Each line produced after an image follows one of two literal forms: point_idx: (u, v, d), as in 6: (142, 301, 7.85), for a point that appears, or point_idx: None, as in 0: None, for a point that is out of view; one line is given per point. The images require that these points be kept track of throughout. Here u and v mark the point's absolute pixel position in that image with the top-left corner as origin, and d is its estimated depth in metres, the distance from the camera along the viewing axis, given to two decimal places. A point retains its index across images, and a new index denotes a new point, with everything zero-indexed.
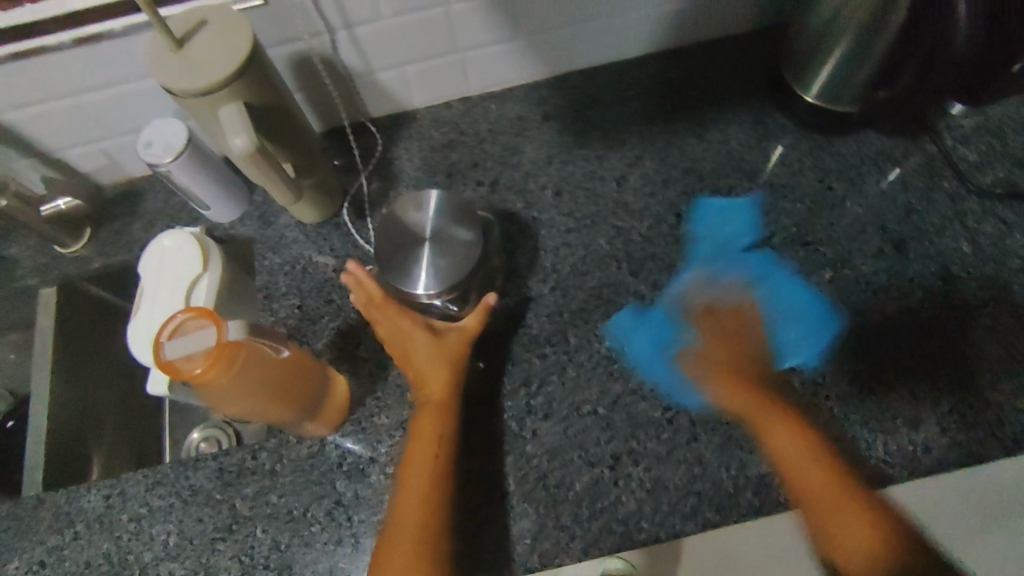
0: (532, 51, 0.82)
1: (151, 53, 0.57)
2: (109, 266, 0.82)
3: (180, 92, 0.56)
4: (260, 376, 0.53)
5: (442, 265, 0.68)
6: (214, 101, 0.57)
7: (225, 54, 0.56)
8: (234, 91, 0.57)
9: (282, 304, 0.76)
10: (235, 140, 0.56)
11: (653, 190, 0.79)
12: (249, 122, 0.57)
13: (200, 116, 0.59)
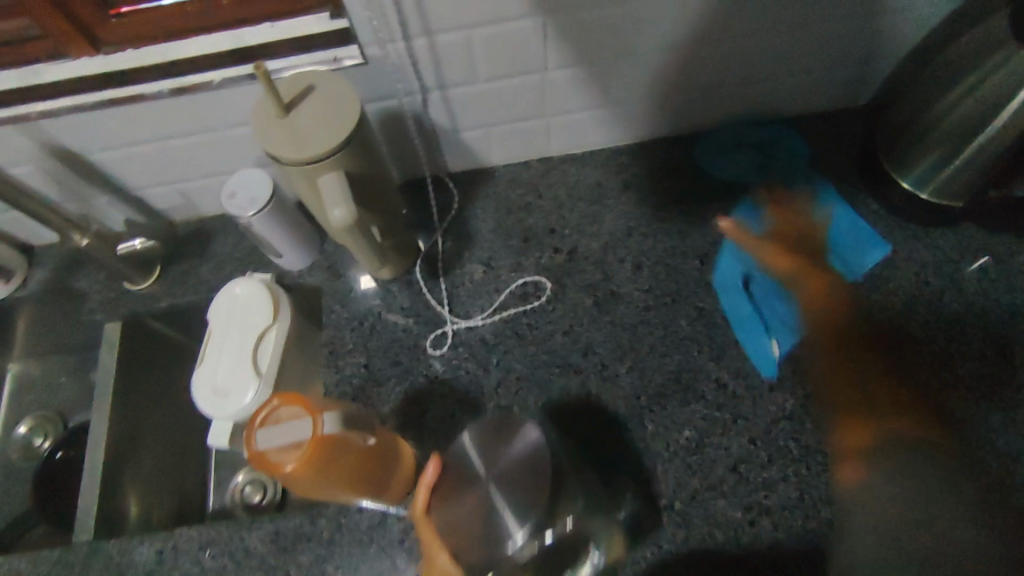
0: (620, 118, 0.80)
1: (257, 117, 0.56)
2: (175, 305, 0.81)
3: (284, 159, 0.55)
4: (351, 471, 0.52)
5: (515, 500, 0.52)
6: (315, 170, 0.56)
7: (332, 125, 0.55)
8: (336, 163, 0.56)
9: (348, 362, 0.74)
10: (336, 212, 0.55)
11: (737, 271, 0.76)
12: (349, 193, 0.56)
13: (297, 181, 0.58)
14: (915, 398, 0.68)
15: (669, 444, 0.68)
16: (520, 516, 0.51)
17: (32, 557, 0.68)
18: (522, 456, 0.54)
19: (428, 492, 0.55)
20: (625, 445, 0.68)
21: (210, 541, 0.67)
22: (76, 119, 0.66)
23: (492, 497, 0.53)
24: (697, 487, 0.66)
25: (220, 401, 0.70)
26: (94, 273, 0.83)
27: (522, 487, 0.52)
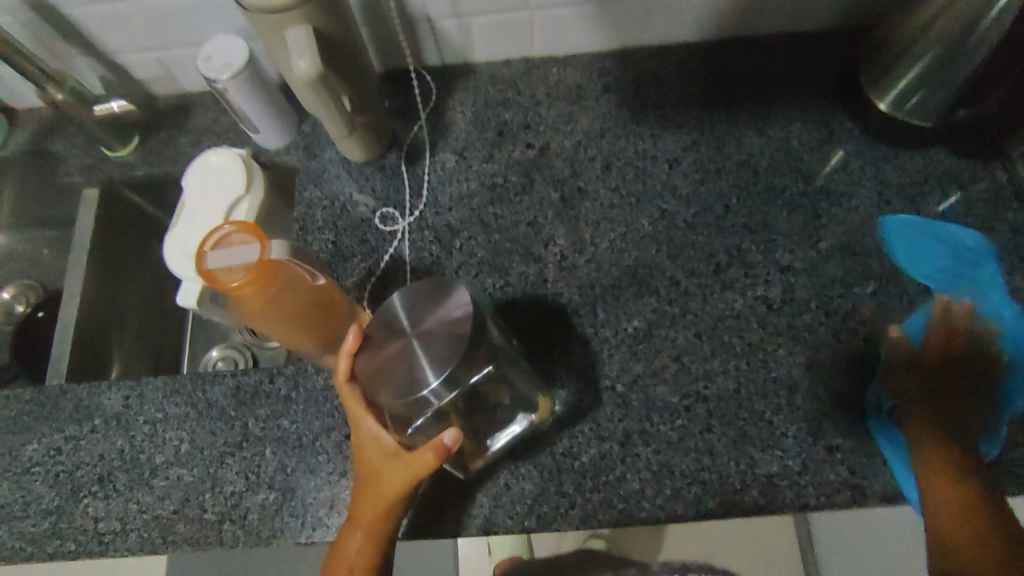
0: (603, 18, 0.79)
1: None
2: (153, 175, 0.82)
3: (251, 8, 0.57)
4: (298, 307, 0.54)
5: (437, 356, 0.52)
6: (282, 23, 0.58)
7: None
8: (300, 15, 0.58)
9: (317, 237, 0.76)
10: (299, 64, 0.57)
11: (704, 177, 0.77)
12: (314, 46, 0.58)
13: (266, 37, 0.60)
14: (857, 307, 0.71)
15: (617, 332, 0.70)
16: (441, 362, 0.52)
17: (5, 395, 0.71)
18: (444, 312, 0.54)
19: (351, 356, 0.55)
20: (575, 330, 0.70)
21: (174, 391, 0.70)
22: None
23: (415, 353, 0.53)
24: (639, 372, 0.68)
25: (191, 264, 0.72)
26: (73, 137, 0.83)
27: (441, 340, 0.53)
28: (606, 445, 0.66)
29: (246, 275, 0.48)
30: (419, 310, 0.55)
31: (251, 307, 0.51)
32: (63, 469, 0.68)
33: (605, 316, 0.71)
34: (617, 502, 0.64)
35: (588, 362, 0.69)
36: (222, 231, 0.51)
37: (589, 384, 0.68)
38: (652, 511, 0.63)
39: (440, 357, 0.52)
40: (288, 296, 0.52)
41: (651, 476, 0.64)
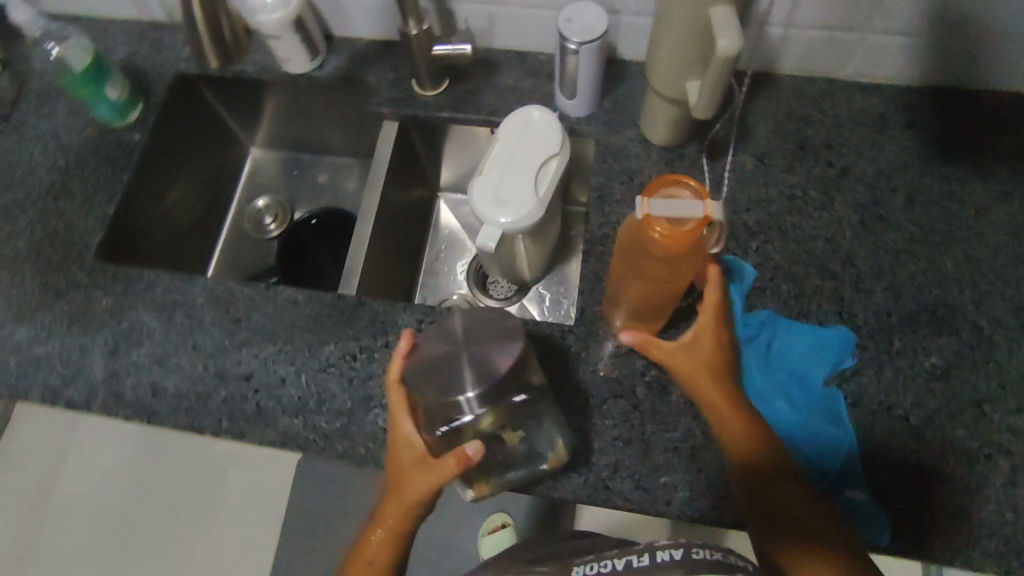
0: (934, 52, 0.77)
1: None
2: (454, 120, 0.85)
3: None
4: (663, 277, 0.61)
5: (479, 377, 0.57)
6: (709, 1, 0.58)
7: None
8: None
9: (616, 211, 0.78)
10: (721, 41, 0.56)
11: (1013, 231, 0.75)
12: (738, 28, 0.56)
13: (679, 11, 0.60)
14: None
15: (912, 364, 0.70)
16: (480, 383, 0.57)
17: (308, 295, 0.76)
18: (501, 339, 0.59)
19: (402, 360, 0.61)
20: (871, 353, 0.70)
21: None
22: None
23: (460, 371, 0.57)
24: (934, 409, 0.68)
25: (497, 209, 0.74)
26: (385, 71, 0.88)
27: (489, 363, 0.57)
28: (900, 473, 0.66)
29: (659, 238, 0.55)
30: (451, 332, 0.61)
31: (638, 246, 0.59)
32: (357, 376, 0.72)
33: (901, 346, 0.71)
34: (906, 530, 0.64)
35: (879, 386, 0.69)
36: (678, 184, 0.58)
37: (880, 408, 0.68)
38: (944, 550, 0.63)
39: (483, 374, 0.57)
40: (666, 269, 0.59)
41: (945, 515, 0.65)
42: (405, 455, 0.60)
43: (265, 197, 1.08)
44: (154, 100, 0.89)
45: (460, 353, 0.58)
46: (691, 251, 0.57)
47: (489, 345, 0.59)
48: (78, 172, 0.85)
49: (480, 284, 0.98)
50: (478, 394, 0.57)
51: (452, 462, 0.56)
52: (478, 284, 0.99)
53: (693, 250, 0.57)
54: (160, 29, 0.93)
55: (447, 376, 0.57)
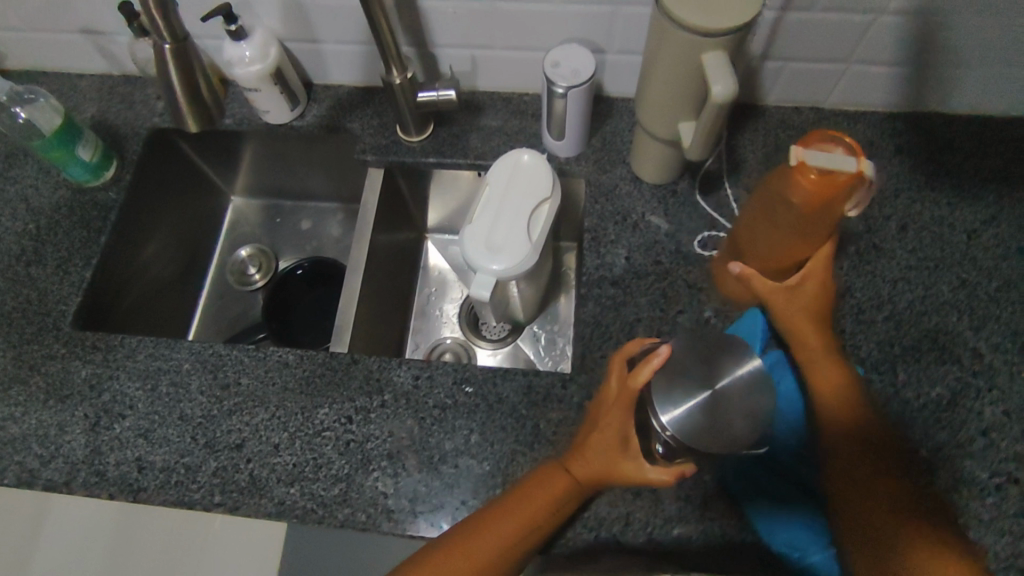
0: (915, 79, 0.78)
1: None
2: (440, 165, 0.83)
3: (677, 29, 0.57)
4: (798, 229, 0.59)
5: (703, 423, 0.55)
6: (700, 49, 0.57)
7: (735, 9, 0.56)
8: (725, 42, 0.57)
9: (610, 251, 0.77)
10: (715, 88, 0.56)
11: (1006, 253, 0.75)
12: (732, 73, 0.56)
13: (670, 57, 0.60)
14: None
15: (918, 396, 0.69)
16: (697, 434, 0.55)
17: (299, 355, 0.73)
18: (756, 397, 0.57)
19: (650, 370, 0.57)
20: (876, 385, 0.69)
21: (467, 382, 0.71)
22: None
23: (690, 408, 0.56)
24: (943, 441, 0.67)
25: (489, 255, 0.73)
26: (367, 118, 0.86)
27: (722, 414, 0.55)
28: None
29: (809, 184, 0.53)
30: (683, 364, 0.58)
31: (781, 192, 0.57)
32: (354, 438, 0.69)
33: (905, 377, 0.70)
34: None
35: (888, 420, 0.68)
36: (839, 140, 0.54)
37: None
38: None
39: (703, 426, 0.55)
40: (806, 217, 0.57)
41: None
42: (609, 438, 0.59)
43: (248, 246, 1.05)
44: (127, 157, 0.86)
45: (713, 390, 0.56)
46: (839, 202, 0.54)
47: (749, 417, 0.56)
48: (50, 237, 0.82)
49: (472, 325, 0.95)
50: (675, 436, 0.55)
51: (668, 475, 0.57)
52: (469, 326, 0.95)
53: (844, 196, 0.54)
54: (132, 83, 0.90)
55: (686, 404, 0.56)
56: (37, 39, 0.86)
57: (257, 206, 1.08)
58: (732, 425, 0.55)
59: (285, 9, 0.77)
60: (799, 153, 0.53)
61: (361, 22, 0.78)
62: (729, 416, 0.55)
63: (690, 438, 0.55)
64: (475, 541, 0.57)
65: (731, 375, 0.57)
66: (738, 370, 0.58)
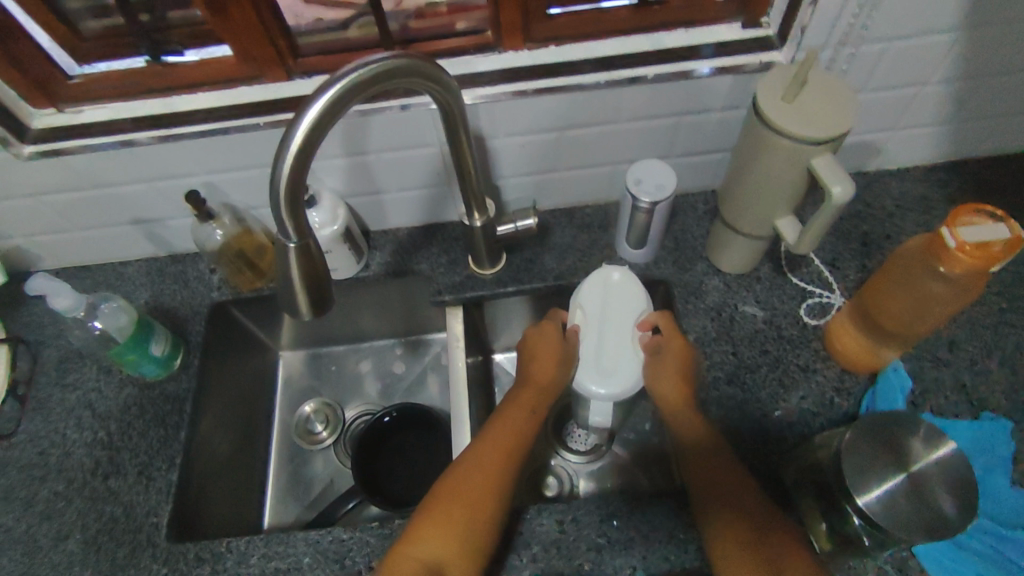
0: (954, 134, 0.82)
1: (761, 95, 0.61)
2: (520, 292, 0.82)
3: (783, 138, 0.59)
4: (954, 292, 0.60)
5: (900, 506, 0.55)
6: (808, 153, 0.60)
7: (836, 115, 0.58)
8: (831, 146, 0.60)
9: (717, 349, 0.76)
10: (835, 188, 0.58)
11: None
12: (845, 172, 0.59)
13: (772, 162, 0.62)
14: None
15: None
16: (898, 519, 0.54)
17: None
18: (952, 472, 0.56)
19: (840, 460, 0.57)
20: (1018, 435, 0.70)
21: (613, 515, 0.68)
22: (513, 97, 0.70)
23: (879, 487, 0.56)
24: None
25: (597, 376, 0.72)
26: (436, 256, 0.85)
27: (914, 496, 0.55)
28: None
29: (970, 262, 0.54)
30: (870, 447, 0.58)
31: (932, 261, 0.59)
32: None
33: None
34: None
35: None
36: (982, 213, 0.56)
37: None
38: None
39: (899, 510, 0.55)
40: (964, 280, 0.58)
41: None
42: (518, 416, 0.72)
43: (311, 400, 0.96)
44: (192, 339, 0.82)
45: (906, 472, 0.56)
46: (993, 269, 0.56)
47: (951, 496, 0.55)
48: (123, 443, 0.76)
49: (557, 436, 0.89)
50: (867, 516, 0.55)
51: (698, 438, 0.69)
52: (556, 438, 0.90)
53: (997, 266, 0.56)
54: (181, 262, 0.87)
55: (871, 487, 0.56)
56: (80, 236, 0.83)
57: (303, 357, 1.00)
58: (932, 510, 0.55)
59: (349, 168, 0.77)
60: (949, 235, 0.55)
61: (428, 167, 0.79)
62: (936, 501, 0.55)
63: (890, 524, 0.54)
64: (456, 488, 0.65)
65: (926, 458, 0.57)
66: (932, 454, 0.57)
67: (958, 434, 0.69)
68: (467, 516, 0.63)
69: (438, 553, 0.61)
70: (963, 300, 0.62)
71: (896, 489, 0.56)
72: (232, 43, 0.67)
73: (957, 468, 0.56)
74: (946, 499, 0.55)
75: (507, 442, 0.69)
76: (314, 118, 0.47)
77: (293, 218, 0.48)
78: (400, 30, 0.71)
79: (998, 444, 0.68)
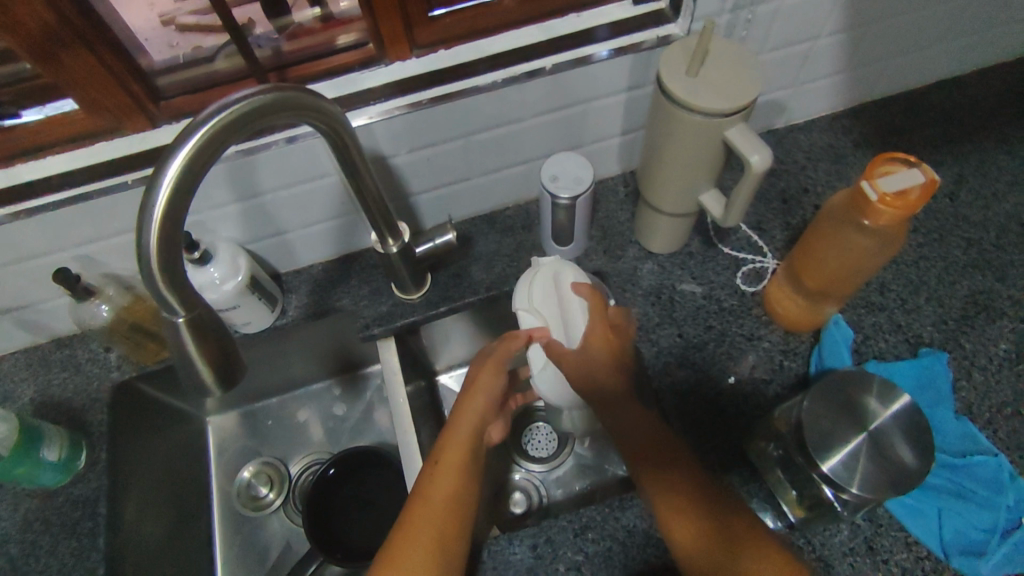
0: (847, 81, 0.83)
1: (665, 71, 0.59)
2: (452, 310, 0.77)
3: (691, 115, 0.57)
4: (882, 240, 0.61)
5: (865, 465, 0.55)
6: (721, 126, 0.58)
7: (742, 83, 0.57)
8: (743, 114, 0.58)
9: (662, 334, 0.74)
10: (753, 157, 0.57)
11: (987, 203, 0.81)
12: (759, 139, 0.58)
13: (685, 138, 0.60)
14: None
15: (990, 358, 0.71)
16: (866, 479, 0.54)
17: None
18: (908, 423, 0.56)
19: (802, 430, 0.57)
20: (954, 364, 0.71)
21: (586, 528, 0.65)
22: (408, 110, 0.65)
23: (843, 450, 0.55)
24: None
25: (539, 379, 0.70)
26: (356, 288, 0.79)
27: (878, 454, 0.55)
28: None
29: (890, 214, 0.54)
30: (829, 411, 0.58)
31: (856, 215, 0.60)
32: None
33: (973, 347, 0.72)
34: None
35: (980, 393, 0.70)
36: (894, 161, 0.56)
37: (993, 413, 0.69)
38: None
39: (866, 470, 0.54)
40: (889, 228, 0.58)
41: None
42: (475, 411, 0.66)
43: (248, 464, 0.88)
44: (96, 431, 0.72)
45: (868, 432, 0.56)
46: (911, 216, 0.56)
47: (912, 447, 0.55)
48: (30, 565, 0.67)
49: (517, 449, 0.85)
50: (834, 482, 0.55)
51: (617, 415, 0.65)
52: (515, 452, 0.86)
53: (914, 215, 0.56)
54: (69, 345, 0.78)
55: (835, 450, 0.55)
56: None
57: (234, 417, 0.91)
58: (896, 466, 0.55)
59: (242, 213, 0.70)
60: (871, 188, 0.55)
61: (330, 198, 0.72)
62: (896, 452, 0.55)
63: (855, 485, 0.54)
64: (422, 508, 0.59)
65: (884, 413, 0.57)
66: (890, 407, 0.57)
67: (902, 375, 0.69)
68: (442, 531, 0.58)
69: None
70: (890, 249, 0.63)
71: (860, 449, 0.55)
72: (77, 97, 0.58)
73: (915, 418, 0.57)
74: (908, 450, 0.55)
75: (443, 499, 0.60)
76: (176, 177, 0.40)
77: (176, 295, 0.42)
78: (273, 54, 0.65)
79: (940, 380, 0.69)
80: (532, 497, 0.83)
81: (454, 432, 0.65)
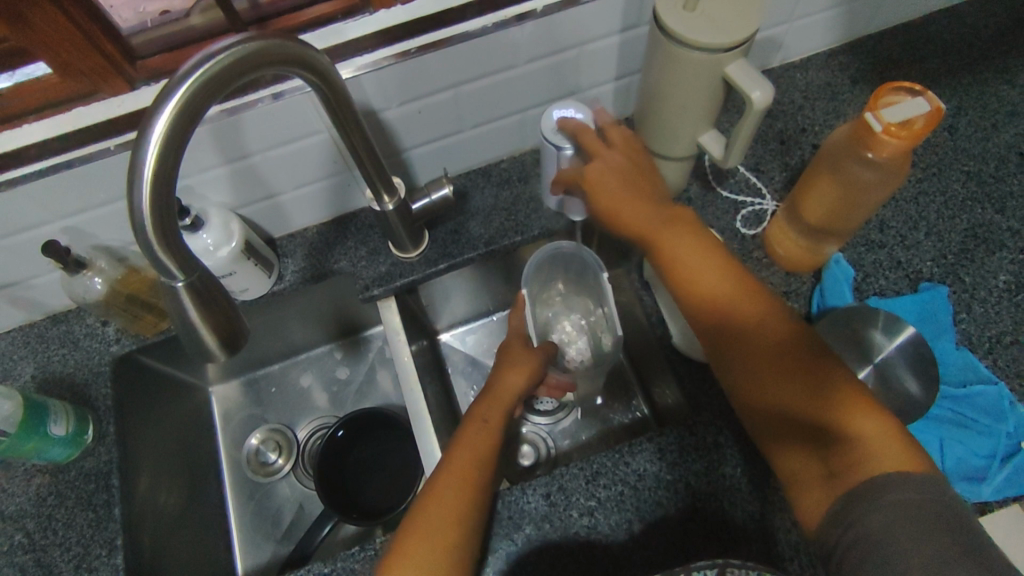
0: (844, 14, 0.81)
1: (662, 7, 0.57)
2: (452, 267, 0.76)
3: (691, 52, 0.56)
4: (884, 176, 0.60)
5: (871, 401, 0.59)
6: (722, 63, 0.57)
7: (742, 14, 0.55)
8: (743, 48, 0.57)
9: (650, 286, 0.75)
10: (755, 93, 0.56)
11: (986, 134, 0.80)
12: (760, 75, 0.57)
13: (686, 76, 0.59)
14: None
15: (990, 290, 0.72)
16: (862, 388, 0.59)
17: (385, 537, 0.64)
18: (908, 350, 0.60)
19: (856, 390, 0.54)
20: (954, 297, 0.72)
21: (599, 475, 0.66)
22: (397, 62, 0.62)
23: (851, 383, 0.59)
24: None
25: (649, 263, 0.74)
26: (354, 250, 0.78)
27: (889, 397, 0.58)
28: None
29: (890, 145, 0.54)
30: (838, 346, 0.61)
31: (858, 148, 0.59)
32: None
33: (973, 279, 0.72)
34: None
35: (979, 324, 0.70)
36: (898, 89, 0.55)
37: (991, 342, 0.69)
38: None
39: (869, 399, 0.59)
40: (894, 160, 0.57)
41: None
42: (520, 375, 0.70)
43: (256, 431, 0.88)
44: (100, 405, 0.72)
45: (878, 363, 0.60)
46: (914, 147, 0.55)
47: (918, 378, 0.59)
48: (50, 539, 0.67)
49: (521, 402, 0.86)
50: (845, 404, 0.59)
51: (735, 300, 0.56)
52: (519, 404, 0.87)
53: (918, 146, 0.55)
54: (65, 321, 0.77)
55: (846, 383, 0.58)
56: None
57: (237, 385, 0.91)
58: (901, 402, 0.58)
59: (229, 176, 0.68)
60: (874, 119, 0.53)
61: (321, 157, 0.71)
62: (901, 381, 0.59)
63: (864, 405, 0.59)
64: (457, 451, 0.60)
65: (889, 345, 0.60)
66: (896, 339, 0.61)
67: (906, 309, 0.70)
68: (478, 470, 0.59)
69: (441, 531, 0.55)
70: (892, 183, 0.61)
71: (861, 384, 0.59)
72: (49, 60, 0.56)
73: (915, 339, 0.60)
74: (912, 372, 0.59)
75: (480, 445, 0.61)
76: (163, 136, 0.38)
77: (173, 258, 0.40)
78: (250, 7, 0.62)
79: (941, 311, 0.69)
80: (540, 451, 0.84)
81: (497, 390, 0.68)
